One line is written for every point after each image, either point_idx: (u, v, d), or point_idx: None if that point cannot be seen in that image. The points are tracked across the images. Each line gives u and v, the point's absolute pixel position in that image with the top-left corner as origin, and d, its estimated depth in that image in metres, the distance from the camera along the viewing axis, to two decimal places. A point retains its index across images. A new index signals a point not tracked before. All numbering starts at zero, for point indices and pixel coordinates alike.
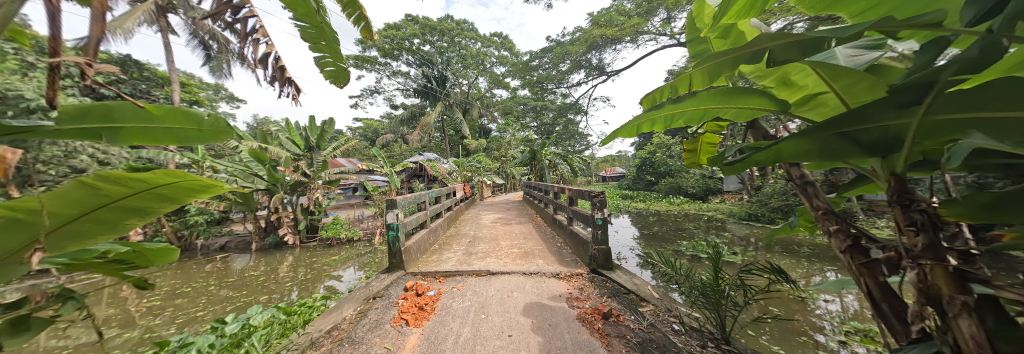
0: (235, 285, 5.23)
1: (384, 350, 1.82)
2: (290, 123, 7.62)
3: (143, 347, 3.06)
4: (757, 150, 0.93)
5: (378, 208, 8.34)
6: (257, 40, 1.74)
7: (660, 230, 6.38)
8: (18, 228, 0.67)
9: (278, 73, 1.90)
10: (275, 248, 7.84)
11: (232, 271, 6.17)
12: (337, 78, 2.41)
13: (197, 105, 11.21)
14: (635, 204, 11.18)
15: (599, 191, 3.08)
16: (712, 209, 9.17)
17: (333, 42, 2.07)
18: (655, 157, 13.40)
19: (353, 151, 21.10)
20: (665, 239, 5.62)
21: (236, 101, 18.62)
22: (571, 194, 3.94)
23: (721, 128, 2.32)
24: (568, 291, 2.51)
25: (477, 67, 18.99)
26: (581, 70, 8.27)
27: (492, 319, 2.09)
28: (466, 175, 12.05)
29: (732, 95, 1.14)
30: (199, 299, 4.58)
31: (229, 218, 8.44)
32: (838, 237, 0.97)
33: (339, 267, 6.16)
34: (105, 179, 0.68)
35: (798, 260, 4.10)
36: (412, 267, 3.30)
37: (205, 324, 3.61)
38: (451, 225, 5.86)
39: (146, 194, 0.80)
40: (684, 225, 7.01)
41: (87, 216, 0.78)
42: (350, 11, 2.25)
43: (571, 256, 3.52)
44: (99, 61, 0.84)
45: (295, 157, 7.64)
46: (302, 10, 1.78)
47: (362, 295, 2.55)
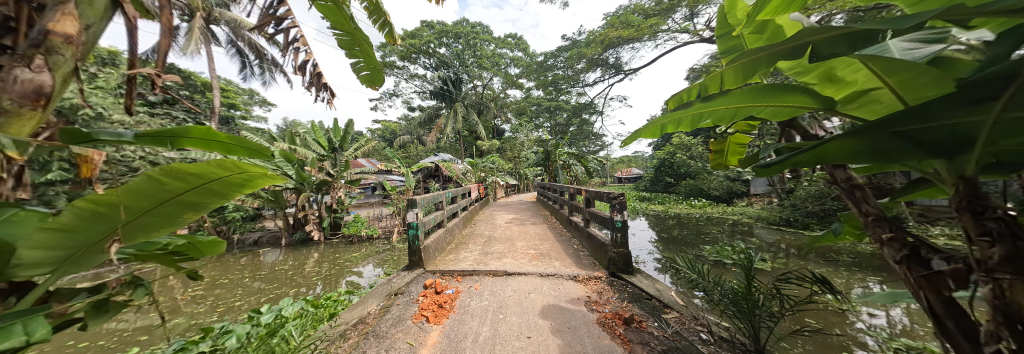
0: (267, 278, 5.60)
1: (407, 345, 1.87)
2: (315, 126, 8.01)
3: (190, 332, 3.36)
4: (797, 151, 0.87)
5: (396, 208, 8.60)
6: (298, 49, 1.86)
7: (680, 234, 6.12)
8: (101, 222, 0.76)
9: (315, 78, 2.02)
10: (302, 244, 8.31)
11: (263, 265, 6.61)
12: (371, 82, 2.52)
13: (234, 109, 12.13)
14: (653, 207, 10.81)
15: (619, 193, 2.97)
16: (739, 212, 8.62)
17: (366, 48, 2.17)
18: (674, 158, 12.90)
19: (373, 151, 21.94)
20: (686, 243, 5.39)
21: (268, 105, 19.93)
22: (587, 195, 3.87)
23: (753, 128, 2.19)
24: (586, 294, 2.47)
25: (492, 68, 19.15)
26: (596, 69, 8.12)
27: (510, 319, 2.10)
28: (480, 176, 12.20)
29: (770, 93, 1.08)
30: (235, 289, 4.93)
31: (261, 215, 9.04)
32: (892, 246, 0.89)
33: (359, 263, 6.42)
34: (168, 173, 0.76)
35: (836, 269, 3.79)
36: (430, 265, 3.37)
37: (242, 313, 3.90)
38: (467, 224, 5.94)
39: (201, 189, 0.88)
40: (706, 229, 6.68)
41: (154, 210, 0.86)
42: (375, 18, 2.35)
43: (588, 259, 3.46)
44: (166, 72, 1.00)
45: (320, 158, 8.05)
46: (336, 18, 1.90)
47: (384, 291, 2.65)
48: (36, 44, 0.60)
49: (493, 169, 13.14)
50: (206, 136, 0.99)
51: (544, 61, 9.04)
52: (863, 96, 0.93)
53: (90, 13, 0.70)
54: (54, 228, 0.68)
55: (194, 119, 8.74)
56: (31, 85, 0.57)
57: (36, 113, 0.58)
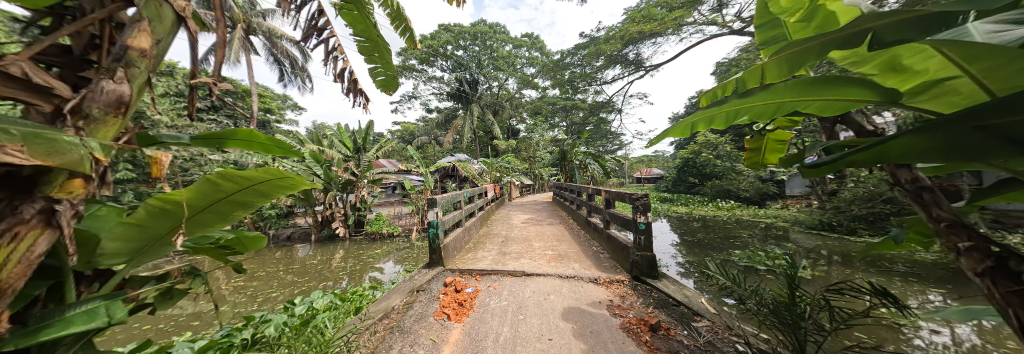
0: (298, 272, 5.98)
1: (430, 341, 1.92)
2: (341, 128, 8.43)
3: (234, 320, 3.66)
4: (851, 150, 0.78)
5: (415, 206, 8.84)
6: (336, 57, 1.96)
7: (707, 237, 5.78)
8: (167, 217, 0.84)
9: (351, 85, 2.12)
10: (329, 240, 8.79)
11: (295, 259, 7.06)
12: (387, 87, 2.56)
13: (270, 113, 13.05)
14: (676, 208, 10.34)
15: (643, 193, 2.85)
16: (774, 215, 7.99)
17: (386, 53, 2.24)
18: (699, 157, 12.22)
19: (393, 152, 22.72)
20: (712, 246, 5.11)
21: (298, 110, 21.26)
22: (608, 196, 3.76)
23: (796, 123, 2.03)
24: (608, 298, 2.40)
25: (508, 69, 19.24)
26: (616, 66, 7.88)
27: (530, 321, 2.09)
28: (496, 175, 12.29)
29: (818, 86, 1.00)
30: (271, 282, 5.31)
31: (293, 212, 9.67)
32: (973, 257, 0.78)
33: (381, 260, 6.68)
34: (223, 176, 0.83)
35: (890, 279, 3.41)
36: (449, 263, 3.42)
37: (277, 304, 4.19)
38: (484, 224, 6.00)
39: (250, 189, 0.95)
40: (735, 232, 6.28)
41: (210, 208, 0.94)
42: (397, 23, 2.43)
43: (608, 261, 3.36)
44: (222, 81, 1.10)
45: (346, 158, 8.46)
46: (362, 26, 2.00)
47: (407, 287, 2.72)
48: (119, 58, 0.68)
49: (508, 169, 13.18)
50: (253, 139, 1.09)
51: (561, 59, 8.91)
52: (936, 88, 0.83)
53: (161, 29, 0.77)
54: (132, 222, 0.76)
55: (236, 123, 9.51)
56: (114, 95, 0.65)
57: (118, 120, 0.67)
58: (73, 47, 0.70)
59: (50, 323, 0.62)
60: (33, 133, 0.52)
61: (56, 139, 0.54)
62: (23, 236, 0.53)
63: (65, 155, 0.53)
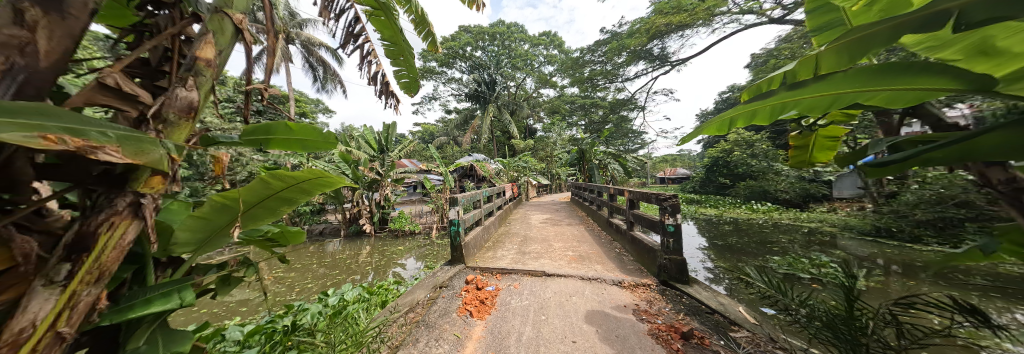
0: (329, 265, 6.38)
1: (454, 336, 1.96)
2: (367, 129, 8.85)
3: (274, 307, 3.96)
4: (928, 149, 0.74)
5: (435, 205, 9.08)
6: (370, 61, 2.06)
7: (739, 242, 5.39)
8: (226, 212, 0.92)
9: (382, 87, 2.22)
10: (357, 236, 9.27)
11: (326, 253, 7.53)
12: (411, 90, 2.65)
13: (304, 117, 14.00)
14: (705, 210, 9.75)
15: (672, 194, 2.71)
16: (819, 219, 7.27)
17: (410, 57, 2.31)
18: (731, 156, 11.43)
19: (414, 152, 23.49)
20: (746, 251, 4.76)
21: (328, 113, 22.60)
22: (632, 196, 3.62)
23: (853, 118, 1.84)
24: (634, 302, 2.32)
25: (526, 69, 19.21)
26: (639, 62, 7.60)
27: (552, 322, 2.06)
28: (513, 175, 12.31)
29: (892, 74, 0.89)
30: (306, 274, 5.70)
31: (324, 209, 10.30)
32: None
33: (403, 256, 6.94)
34: (274, 176, 0.91)
35: (966, 293, 2.98)
36: (470, 261, 3.47)
37: (311, 294, 4.47)
38: (502, 223, 6.03)
39: (294, 187, 1.02)
40: (773, 237, 5.80)
41: (261, 204, 1.03)
42: (420, 28, 2.50)
43: (632, 264, 3.24)
44: (272, 86, 1.19)
45: (371, 158, 8.87)
46: (391, 31, 2.09)
47: (430, 283, 2.78)
48: (189, 68, 0.76)
49: (526, 168, 13.14)
50: (289, 133, 1.25)
51: (580, 56, 8.72)
52: None
53: (222, 40, 0.84)
54: (199, 216, 0.85)
55: None
56: (185, 102, 0.72)
57: (189, 124, 0.74)
58: (151, 59, 0.78)
59: (136, 303, 0.71)
60: (124, 135, 0.59)
61: (143, 140, 0.61)
62: (117, 225, 0.61)
63: (149, 154, 0.59)
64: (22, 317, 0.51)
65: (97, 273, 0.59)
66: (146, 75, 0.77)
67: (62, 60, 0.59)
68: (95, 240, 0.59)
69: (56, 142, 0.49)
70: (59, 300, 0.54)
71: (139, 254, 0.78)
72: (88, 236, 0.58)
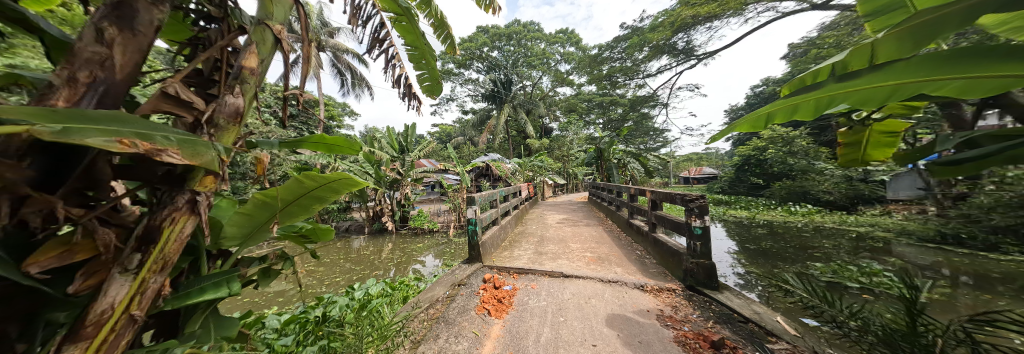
0: (355, 260, 6.71)
1: (473, 334, 1.98)
2: (389, 130, 9.20)
3: (306, 298, 4.24)
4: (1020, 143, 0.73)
5: (453, 204, 9.24)
6: (394, 65, 2.14)
7: (774, 246, 5.01)
8: (267, 209, 1.00)
9: (405, 90, 2.29)
10: (380, 233, 9.67)
11: (352, 249, 7.93)
12: (433, 92, 2.70)
13: (332, 120, 14.84)
14: (735, 212, 9.15)
15: (699, 194, 2.56)
16: (869, 222, 6.58)
17: (432, 60, 2.37)
18: (764, 154, 10.63)
19: (432, 152, 24.10)
20: (783, 256, 4.41)
21: (353, 116, 23.79)
22: (654, 196, 3.48)
23: (916, 110, 1.67)
24: (658, 307, 2.22)
25: (542, 67, 19.08)
26: (662, 57, 7.30)
27: (571, 324, 2.03)
28: (529, 175, 12.27)
29: (965, 59, 0.79)
30: (333, 268, 6.04)
31: (350, 207, 10.85)
32: None
33: (423, 253, 7.14)
34: (308, 176, 0.98)
35: None
36: (487, 260, 3.50)
37: (338, 288, 4.73)
38: (518, 222, 6.03)
39: (325, 187, 1.08)
40: (814, 241, 5.33)
41: (297, 203, 1.10)
42: (440, 32, 2.56)
43: (656, 268, 3.11)
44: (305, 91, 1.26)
45: (393, 159, 9.20)
46: (413, 35, 2.15)
47: (449, 281, 2.84)
48: (236, 76, 0.82)
49: (542, 168, 13.07)
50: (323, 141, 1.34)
51: (599, 53, 8.52)
52: None
53: (263, 50, 0.90)
54: (245, 212, 0.93)
55: (307, 129, 11.01)
56: (233, 108, 0.79)
57: (235, 128, 0.81)
58: (204, 69, 0.86)
59: (192, 291, 0.78)
60: (185, 139, 0.65)
61: (199, 143, 0.67)
62: (177, 219, 0.68)
63: (204, 155, 0.65)
64: (104, 300, 0.59)
65: (162, 263, 0.66)
66: (200, 84, 0.84)
67: (133, 74, 0.66)
68: (161, 233, 0.66)
69: (129, 146, 0.55)
70: (132, 286, 0.62)
71: (194, 246, 0.86)
72: (154, 230, 0.65)
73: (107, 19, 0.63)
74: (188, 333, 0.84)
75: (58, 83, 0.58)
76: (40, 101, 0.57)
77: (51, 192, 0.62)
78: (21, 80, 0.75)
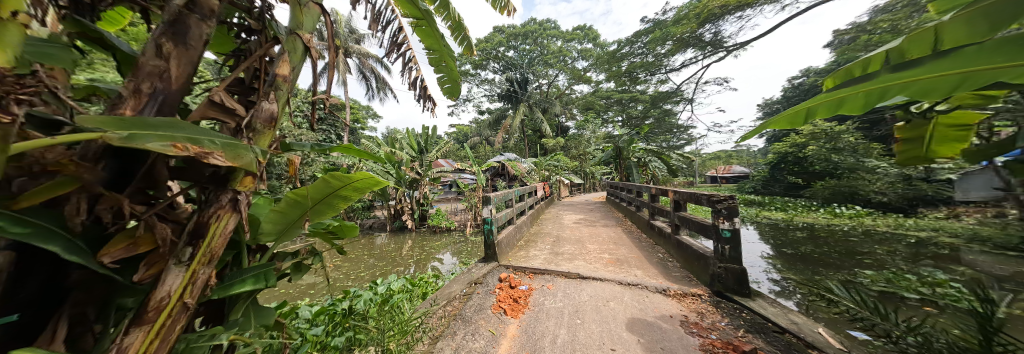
0: (377, 257, 7.01)
1: (489, 332, 2.00)
2: (409, 131, 9.49)
3: (333, 291, 4.48)
4: None
5: (469, 203, 9.36)
6: (411, 68, 2.20)
7: (815, 251, 4.60)
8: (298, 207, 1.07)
9: (421, 92, 2.34)
10: (400, 231, 10.01)
11: (375, 246, 8.27)
12: (451, 93, 2.75)
13: (356, 122, 15.57)
14: (768, 214, 8.52)
15: (728, 195, 2.41)
16: (931, 227, 5.85)
17: (450, 62, 2.41)
18: (804, 151, 9.79)
19: (450, 152, 24.58)
20: (825, 262, 4.04)
21: (375, 118, 24.83)
22: (677, 197, 3.32)
23: (994, 99, 1.45)
24: (682, 313, 2.12)
25: (559, 65, 18.81)
26: (687, 50, 6.95)
27: (589, 326, 1.99)
28: (545, 175, 12.17)
29: None
30: (357, 264, 6.34)
31: (373, 205, 11.33)
32: None
33: (440, 251, 7.31)
34: (334, 176, 1.03)
35: None
36: (503, 260, 3.52)
37: (361, 282, 4.95)
38: (534, 222, 6.00)
39: (349, 187, 1.14)
40: (862, 247, 4.83)
41: (324, 202, 1.16)
42: (457, 34, 2.60)
43: (679, 272, 2.97)
44: (332, 96, 1.33)
45: (412, 159, 9.49)
46: (431, 38, 2.20)
47: (466, 279, 2.88)
48: (271, 84, 0.88)
49: (559, 167, 12.91)
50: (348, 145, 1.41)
51: (618, 49, 8.26)
52: None
53: (295, 58, 0.96)
54: (279, 210, 1.00)
55: (334, 132, 11.62)
56: (268, 113, 0.85)
57: (269, 132, 0.87)
58: (245, 78, 0.94)
59: (234, 282, 0.85)
60: (229, 143, 0.71)
61: (240, 146, 0.72)
62: (221, 216, 0.74)
63: (244, 157, 0.70)
64: (162, 288, 0.66)
65: (209, 256, 0.73)
66: (242, 92, 0.92)
67: (185, 85, 0.73)
68: (208, 228, 0.72)
69: (181, 149, 0.61)
70: (184, 277, 0.69)
71: (236, 241, 0.94)
72: (202, 225, 0.72)
73: (164, 35, 0.70)
74: (232, 320, 0.91)
75: (126, 95, 0.65)
76: (111, 110, 0.65)
77: (121, 190, 0.71)
78: (96, 91, 0.85)
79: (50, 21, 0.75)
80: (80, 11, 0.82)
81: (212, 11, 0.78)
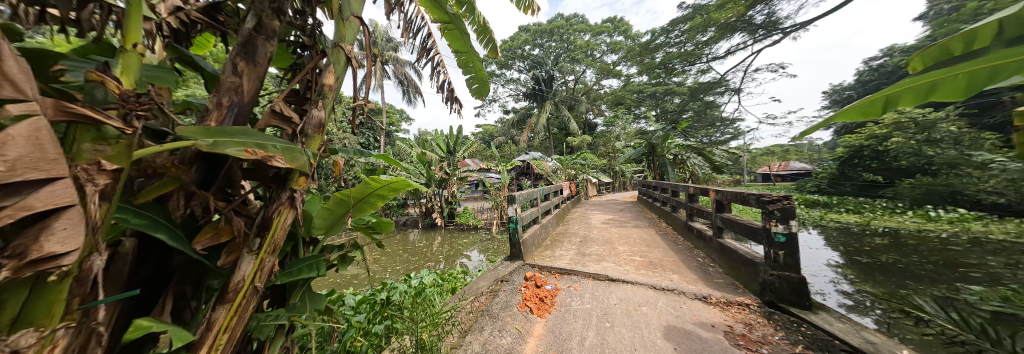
0: (410, 252, 7.42)
1: (516, 330, 2.02)
2: (438, 133, 9.88)
3: (370, 282, 4.83)
4: None
5: (495, 202, 9.46)
6: (440, 71, 2.29)
7: (900, 262, 3.91)
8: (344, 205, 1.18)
9: (449, 94, 2.43)
10: (430, 228, 10.47)
11: (408, 242, 8.76)
12: (479, 94, 2.80)
13: (391, 125, 16.59)
14: (833, 217, 7.46)
15: (783, 195, 2.15)
16: None
17: (477, 63, 2.46)
18: (885, 144, 8.36)
19: (476, 152, 25.11)
20: (911, 274, 3.43)
21: (407, 120, 26.21)
22: (718, 197, 3.06)
23: None
24: (725, 323, 1.95)
25: (587, 60, 18.22)
26: (734, 35, 6.34)
27: (619, 331, 1.92)
28: (571, 173, 11.92)
29: None
30: (392, 258, 6.77)
31: (405, 203, 11.99)
32: None
33: (468, 248, 7.52)
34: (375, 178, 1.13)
35: None
36: (529, 258, 3.53)
37: (395, 275, 5.27)
38: (560, 222, 5.90)
39: (387, 186, 1.23)
40: (965, 258, 4.01)
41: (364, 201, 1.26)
42: (483, 36, 2.64)
43: (721, 278, 2.73)
44: (368, 101, 1.43)
45: (441, 159, 9.87)
46: (458, 41, 2.26)
47: (492, 276, 2.93)
48: (319, 93, 0.97)
49: (585, 166, 12.56)
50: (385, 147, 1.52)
51: (651, 39, 7.80)
52: None
53: (340, 68, 1.05)
54: (329, 207, 1.11)
55: (371, 134, 12.51)
56: (317, 120, 0.95)
57: (318, 136, 0.96)
58: (300, 89, 1.05)
59: (293, 270, 0.96)
60: (288, 147, 0.80)
61: (296, 150, 0.81)
62: (281, 211, 0.84)
63: (299, 160, 0.79)
64: (238, 273, 0.77)
65: (273, 247, 0.83)
66: (297, 101, 1.03)
67: (254, 97, 0.84)
68: (271, 222, 0.83)
69: (251, 154, 0.71)
70: (254, 264, 0.79)
71: (294, 234, 1.06)
72: (268, 219, 0.83)
73: (238, 55, 0.81)
74: (293, 303, 1.04)
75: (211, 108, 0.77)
76: (200, 122, 0.77)
77: (208, 189, 0.84)
78: (190, 105, 1.01)
79: (158, 49, 0.90)
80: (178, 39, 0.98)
81: (274, 31, 0.89)
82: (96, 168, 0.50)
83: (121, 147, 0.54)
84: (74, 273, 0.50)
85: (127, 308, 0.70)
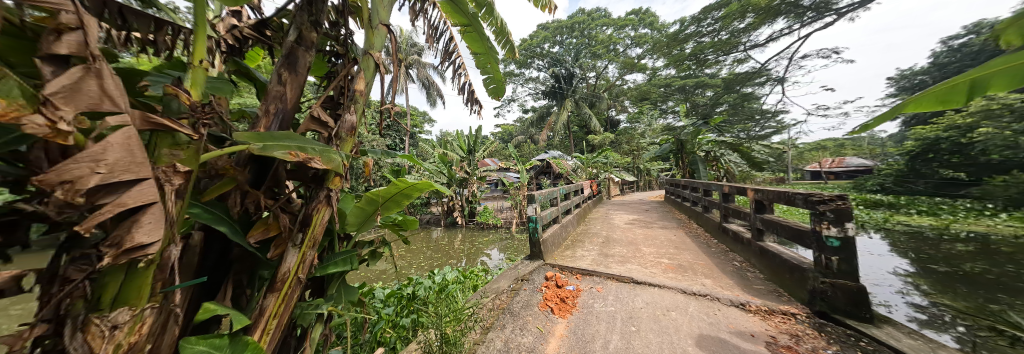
0: (432, 249, 7.65)
1: (537, 329, 2.02)
2: (459, 133, 10.10)
3: (395, 277, 5.06)
4: None
5: (515, 201, 9.46)
6: (460, 73, 2.33)
7: (989, 273, 3.34)
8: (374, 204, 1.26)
9: (469, 95, 2.47)
10: (452, 226, 10.73)
11: (430, 239, 9.03)
12: (498, 94, 2.82)
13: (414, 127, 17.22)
14: (898, 219, 6.56)
15: (836, 194, 1.92)
16: None
17: (495, 64, 2.47)
18: (968, 135, 7.18)
19: (496, 151, 25.30)
20: (1004, 287, 2.92)
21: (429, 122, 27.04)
22: (757, 196, 2.82)
23: None
24: (767, 333, 1.80)
25: (610, 55, 17.63)
26: (777, 19, 5.81)
27: (645, 335, 1.84)
28: (592, 172, 11.60)
29: None
30: (415, 255, 7.03)
31: (428, 202, 12.38)
32: None
33: (488, 247, 7.61)
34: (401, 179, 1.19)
35: None
36: (550, 258, 3.49)
37: (418, 272, 5.46)
38: (581, 222, 5.77)
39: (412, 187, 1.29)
40: None
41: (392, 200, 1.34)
42: (501, 37, 2.66)
43: (762, 284, 2.52)
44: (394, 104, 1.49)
45: (461, 159, 10.07)
46: (477, 42, 2.29)
47: (513, 275, 2.94)
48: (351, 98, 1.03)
49: (608, 165, 12.16)
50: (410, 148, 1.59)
51: (681, 29, 7.37)
52: None
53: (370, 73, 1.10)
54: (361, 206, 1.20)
55: (396, 136, 13.07)
56: (350, 124, 1.01)
57: (350, 138, 1.02)
58: (335, 94, 1.12)
59: (330, 264, 1.04)
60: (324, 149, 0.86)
61: (331, 152, 0.87)
62: (320, 208, 0.91)
63: (335, 161, 0.85)
64: (284, 265, 0.84)
65: (313, 241, 0.90)
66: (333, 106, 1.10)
67: (295, 104, 0.92)
68: (311, 218, 0.89)
69: (294, 156, 0.77)
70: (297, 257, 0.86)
71: (330, 229, 1.14)
72: (308, 216, 0.90)
73: (283, 66, 0.88)
74: (330, 294, 1.12)
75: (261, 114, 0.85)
76: (252, 128, 0.85)
77: (260, 188, 0.92)
78: (244, 113, 1.12)
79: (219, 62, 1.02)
80: (235, 54, 1.10)
81: (312, 42, 0.96)
82: (173, 171, 0.58)
83: (192, 151, 0.61)
84: (157, 261, 0.58)
85: (196, 293, 0.80)
